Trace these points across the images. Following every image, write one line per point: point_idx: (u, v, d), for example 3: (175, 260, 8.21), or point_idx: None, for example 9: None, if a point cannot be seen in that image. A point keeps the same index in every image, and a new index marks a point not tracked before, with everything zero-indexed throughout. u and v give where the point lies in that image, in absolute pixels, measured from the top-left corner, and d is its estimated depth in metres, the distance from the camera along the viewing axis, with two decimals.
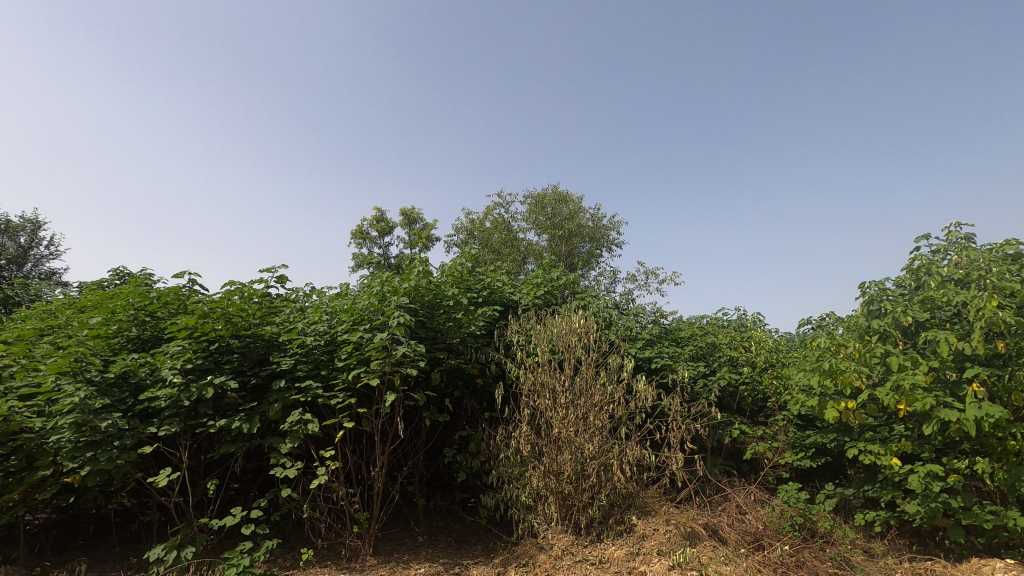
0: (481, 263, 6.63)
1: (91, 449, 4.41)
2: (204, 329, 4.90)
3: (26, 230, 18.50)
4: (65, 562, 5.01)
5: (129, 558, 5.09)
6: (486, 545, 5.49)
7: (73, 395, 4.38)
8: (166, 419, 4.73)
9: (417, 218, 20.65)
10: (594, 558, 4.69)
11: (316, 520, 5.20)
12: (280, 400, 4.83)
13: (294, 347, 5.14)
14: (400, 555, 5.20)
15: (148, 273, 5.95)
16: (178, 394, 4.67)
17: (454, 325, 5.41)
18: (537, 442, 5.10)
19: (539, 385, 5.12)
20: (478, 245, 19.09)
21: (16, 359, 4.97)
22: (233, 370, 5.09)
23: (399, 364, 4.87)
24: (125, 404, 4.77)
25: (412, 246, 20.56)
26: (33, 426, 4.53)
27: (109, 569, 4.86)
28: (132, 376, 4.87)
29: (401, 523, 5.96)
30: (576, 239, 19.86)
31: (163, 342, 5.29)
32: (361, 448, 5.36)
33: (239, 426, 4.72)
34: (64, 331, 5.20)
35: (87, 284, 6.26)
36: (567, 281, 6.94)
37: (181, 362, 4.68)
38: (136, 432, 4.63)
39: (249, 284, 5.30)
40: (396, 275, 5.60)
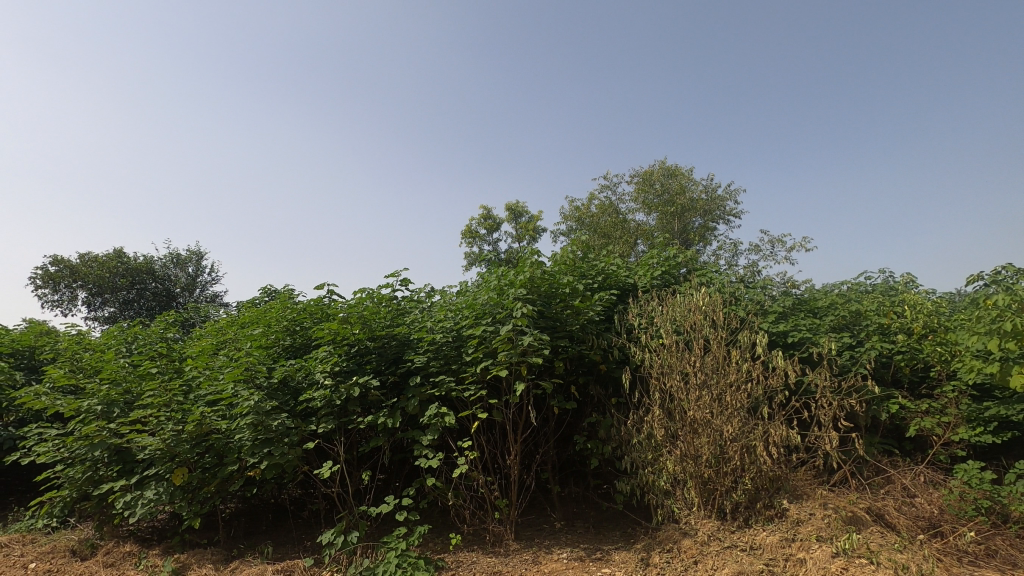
0: (592, 249, 6.56)
1: (267, 446, 5.04)
2: (345, 334, 5.36)
3: (192, 261, 21.39)
4: (255, 545, 5.75)
5: (304, 541, 5.74)
6: (625, 531, 5.47)
7: (248, 400, 5.04)
8: (323, 417, 5.25)
9: (523, 211, 20.91)
10: (744, 544, 4.48)
11: (460, 507, 5.48)
12: (417, 396, 5.14)
13: (424, 345, 5.44)
14: (540, 540, 5.33)
15: (292, 289, 6.64)
16: (330, 395, 5.16)
17: (573, 312, 5.38)
18: (670, 425, 4.95)
19: (667, 367, 4.97)
20: (587, 230, 18.89)
21: (200, 371, 5.79)
22: (373, 370, 5.51)
23: (524, 354, 4.97)
24: (288, 406, 5.36)
25: (521, 240, 20.84)
26: (220, 428, 5.27)
27: (290, 551, 5.51)
28: (291, 381, 5.46)
29: (538, 510, 6.10)
30: (688, 214, 18.95)
31: (312, 348, 5.86)
32: (494, 438, 5.56)
33: (385, 421, 5.10)
34: (233, 344, 5.95)
35: (244, 303, 7.12)
36: (685, 258, 6.64)
37: (330, 365, 5.17)
38: (300, 429, 5.20)
39: (378, 290, 5.71)
40: (510, 268, 5.73)
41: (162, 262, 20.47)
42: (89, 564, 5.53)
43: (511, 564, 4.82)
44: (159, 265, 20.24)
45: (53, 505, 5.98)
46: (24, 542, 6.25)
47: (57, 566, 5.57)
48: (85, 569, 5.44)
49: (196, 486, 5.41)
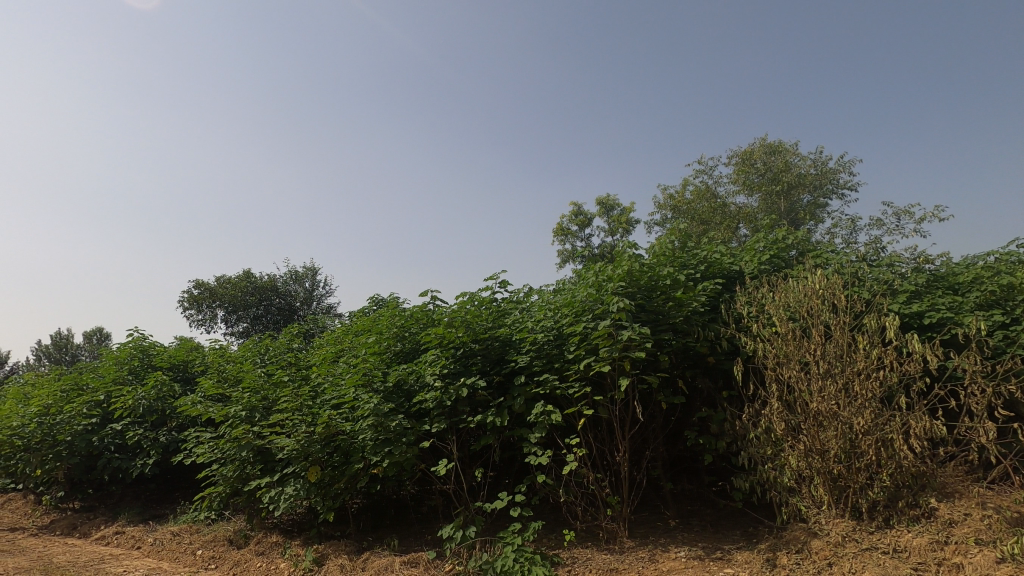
0: (692, 238, 6.31)
1: (387, 445, 5.38)
2: (451, 338, 5.58)
3: (309, 277, 23.28)
4: (382, 538, 6.16)
5: (426, 535, 6.06)
6: (746, 530, 5.22)
7: (368, 403, 5.41)
8: (435, 417, 5.51)
9: (614, 204, 20.57)
10: (886, 546, 4.10)
11: (572, 504, 5.51)
12: (523, 394, 5.25)
13: (527, 344, 5.53)
14: (656, 538, 5.22)
15: (398, 297, 7.03)
16: (441, 395, 5.40)
17: (675, 304, 5.20)
18: (791, 419, 4.65)
19: (784, 357, 4.67)
20: (683, 219, 18.20)
21: (324, 377, 6.30)
22: (479, 371, 5.70)
23: (627, 349, 4.90)
24: (404, 407, 5.69)
25: (614, 234, 20.50)
26: (345, 429, 5.71)
27: (413, 544, 5.85)
28: (404, 384, 5.78)
29: (651, 507, 5.99)
30: (796, 192, 17.65)
31: (421, 352, 6.16)
32: (602, 434, 5.53)
33: (493, 420, 5.25)
34: (351, 352, 6.40)
35: (356, 313, 7.66)
36: (795, 240, 6.19)
37: (439, 367, 5.42)
38: (416, 429, 5.51)
39: (478, 293, 5.89)
40: (607, 263, 5.67)
41: (283, 279, 22.45)
42: (244, 552, 6.22)
43: (627, 562, 4.77)
44: (281, 282, 22.25)
45: (212, 499, 6.79)
46: (191, 531, 7.14)
47: (218, 553, 6.32)
48: (241, 556, 6.12)
49: (328, 483, 5.89)
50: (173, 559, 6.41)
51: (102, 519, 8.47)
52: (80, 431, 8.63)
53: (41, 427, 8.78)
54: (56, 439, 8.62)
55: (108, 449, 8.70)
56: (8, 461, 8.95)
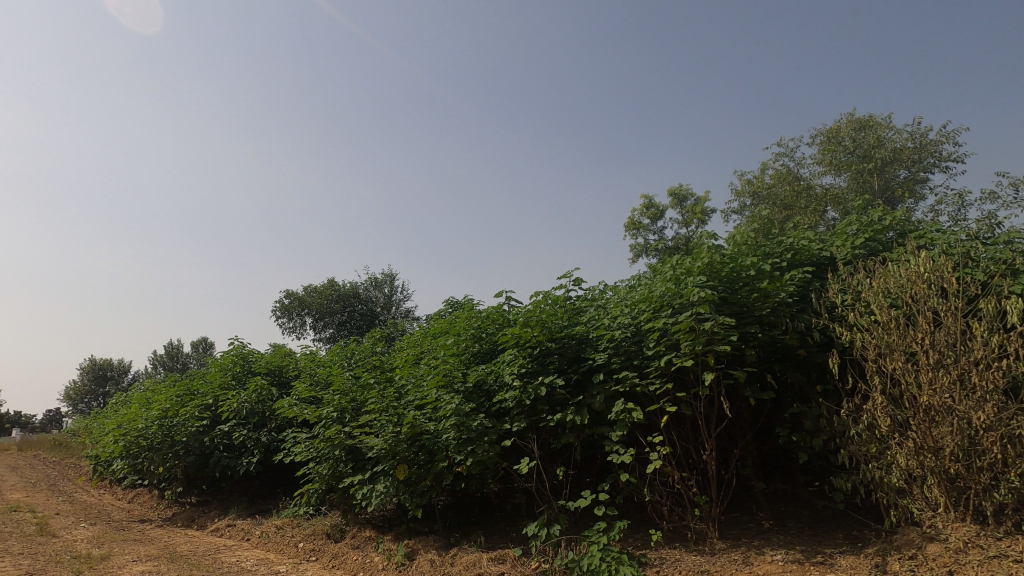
0: (775, 225, 5.99)
1: (469, 444, 5.51)
2: (527, 337, 5.63)
3: (388, 283, 24.24)
4: (468, 535, 6.32)
5: (511, 533, 6.15)
6: (850, 533, 4.89)
7: (450, 403, 5.57)
8: (515, 416, 5.57)
9: (688, 194, 19.90)
10: (1018, 554, 3.71)
11: (657, 504, 5.39)
12: (602, 392, 5.20)
13: (604, 342, 5.47)
14: (749, 540, 5.01)
15: (472, 298, 7.18)
16: (520, 394, 5.45)
17: (761, 296, 4.95)
18: (898, 414, 4.30)
19: (886, 347, 4.33)
20: (764, 205, 17.31)
21: (407, 379, 6.54)
22: (556, 369, 5.69)
23: (710, 344, 4.73)
24: (484, 407, 5.80)
25: (688, 225, 19.84)
26: (429, 428, 5.90)
27: (499, 541, 5.95)
28: (484, 384, 5.89)
29: (742, 508, 5.75)
30: (891, 169, 16.30)
31: (498, 352, 6.25)
32: (686, 432, 5.36)
33: (573, 418, 5.23)
34: (431, 353, 6.61)
35: (433, 316, 7.90)
36: (893, 221, 5.71)
37: (517, 367, 5.48)
38: (496, 428, 5.59)
39: (552, 292, 5.89)
40: (684, 255, 5.49)
41: (364, 286, 23.54)
42: (341, 545, 6.58)
43: (719, 564, 4.61)
44: (363, 289, 23.33)
45: (310, 495, 7.24)
46: (293, 525, 7.64)
47: (318, 546, 6.73)
48: (339, 549, 6.48)
49: (416, 481, 6.11)
50: (279, 551, 6.89)
51: (216, 513, 9.26)
52: (194, 432, 9.49)
53: (161, 429, 9.74)
54: (175, 439, 9.53)
55: (218, 449, 9.49)
56: (136, 459, 9.99)
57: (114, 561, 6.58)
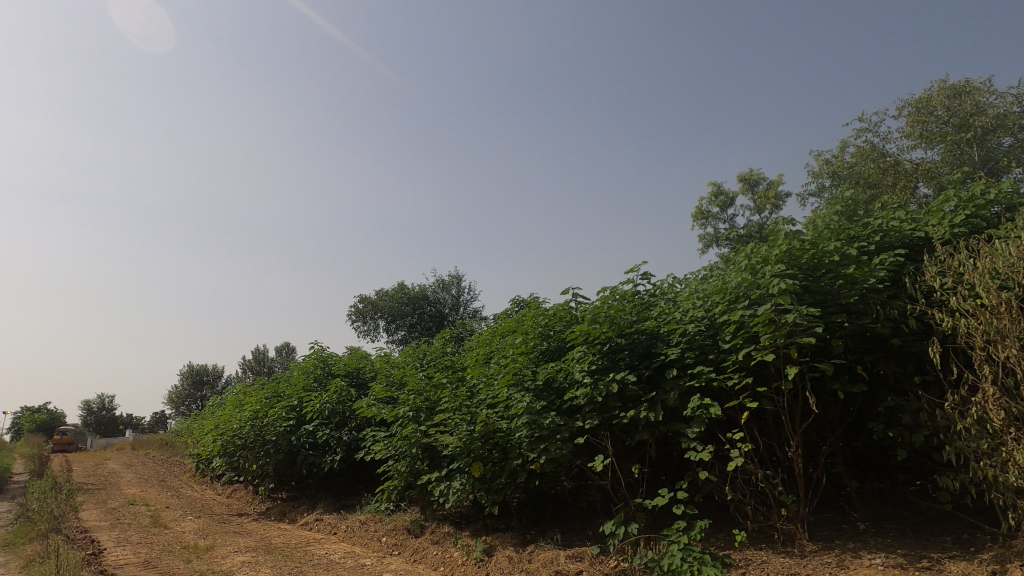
0: (860, 206, 5.59)
1: (542, 442, 5.52)
2: (596, 334, 5.57)
3: (455, 284, 24.74)
4: (545, 532, 6.34)
5: (587, 531, 6.11)
6: (960, 537, 4.50)
7: (522, 401, 5.61)
8: (587, 413, 5.52)
9: (759, 178, 18.98)
10: None
11: (740, 503, 5.18)
12: (677, 388, 5.06)
13: (676, 336, 5.31)
14: (843, 542, 4.72)
15: (538, 297, 7.20)
16: (591, 392, 5.40)
17: (847, 283, 4.65)
18: (1013, 407, 3.88)
19: (996, 334, 3.94)
20: (845, 185, 16.23)
21: (479, 378, 6.64)
22: (627, 365, 5.59)
23: (792, 335, 4.49)
24: (555, 404, 5.79)
25: (761, 211, 18.93)
26: (502, 426, 5.97)
27: (576, 539, 5.92)
28: (554, 381, 5.88)
29: (833, 508, 5.42)
30: (993, 137, 14.81)
31: (567, 350, 6.21)
32: (769, 428, 5.12)
33: (647, 415, 5.12)
34: (500, 352, 6.68)
35: (500, 315, 7.99)
36: (999, 194, 5.19)
37: (587, 364, 5.44)
38: (569, 426, 5.57)
39: (620, 287, 5.80)
40: (760, 243, 5.25)
41: (432, 288, 24.17)
42: (422, 540, 6.77)
43: (811, 566, 4.36)
44: (431, 291, 23.95)
45: (390, 491, 7.52)
46: (375, 520, 7.95)
47: (400, 541, 6.98)
48: (419, 544, 6.68)
49: (491, 478, 6.21)
50: (363, 544, 7.21)
51: (305, 508, 9.81)
52: (282, 432, 10.10)
53: (253, 428, 10.44)
54: (266, 439, 10.19)
55: (304, 447, 10.05)
56: (233, 457, 10.77)
57: (218, 551, 7.12)
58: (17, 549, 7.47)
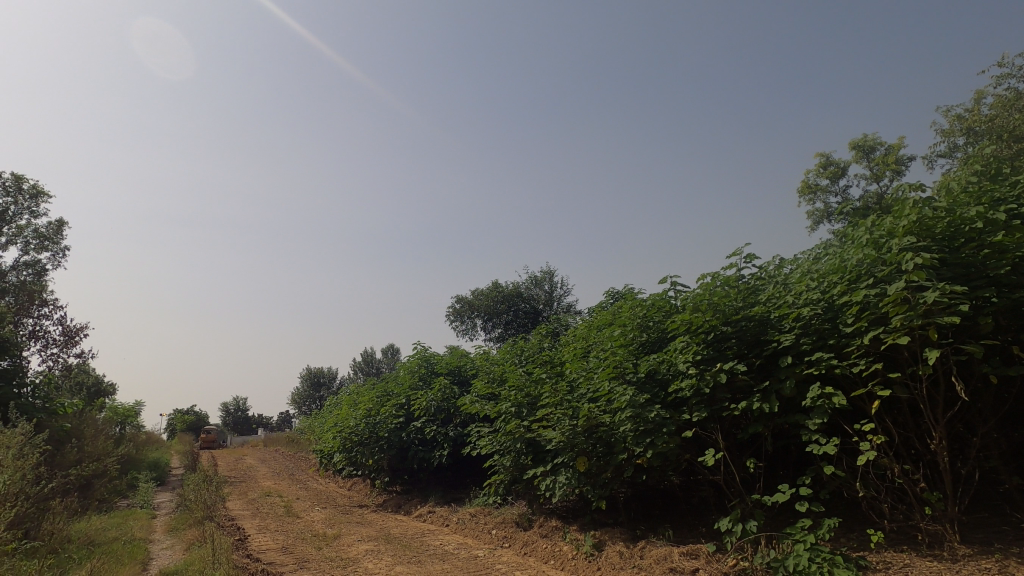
0: (1006, 162, 4.88)
1: (648, 436, 5.40)
2: (700, 322, 5.33)
3: (547, 280, 24.82)
4: (655, 528, 6.19)
5: (700, 527, 5.89)
6: None
7: (625, 394, 5.50)
8: (694, 406, 5.31)
9: (875, 144, 17.21)
10: None
11: (874, 500, 4.73)
12: (793, 377, 4.72)
13: (790, 322, 4.95)
14: (1004, 546, 4.16)
15: (635, 287, 7.02)
16: (697, 383, 5.18)
17: (994, 253, 4.09)
18: None
19: None
20: (983, 141, 14.28)
21: (578, 372, 6.60)
22: (735, 355, 5.30)
23: (929, 315, 4.02)
24: (660, 397, 5.63)
25: (879, 179, 17.16)
26: (605, 420, 5.90)
27: (689, 536, 5.73)
28: (657, 373, 5.70)
29: (990, 508, 4.80)
30: None
31: (668, 341, 6.00)
32: (904, 419, 4.63)
33: (761, 406, 4.82)
34: (598, 345, 6.59)
35: (595, 308, 7.91)
36: None
37: (691, 354, 5.22)
38: (675, 419, 5.39)
39: (724, 272, 5.51)
40: (882, 215, 4.75)
41: (525, 285, 24.43)
42: (531, 533, 6.87)
43: (964, 572, 3.89)
44: (524, 288, 24.21)
45: (497, 485, 7.72)
46: (484, 512, 8.18)
47: (510, 534, 7.13)
48: (529, 537, 6.77)
49: (596, 472, 6.17)
50: (475, 536, 7.46)
51: (418, 500, 10.33)
52: (393, 428, 10.71)
53: (368, 425, 11.15)
54: (379, 435, 10.85)
55: (414, 442, 10.57)
56: (351, 452, 11.57)
57: (343, 540, 7.67)
58: (180, 534, 8.52)
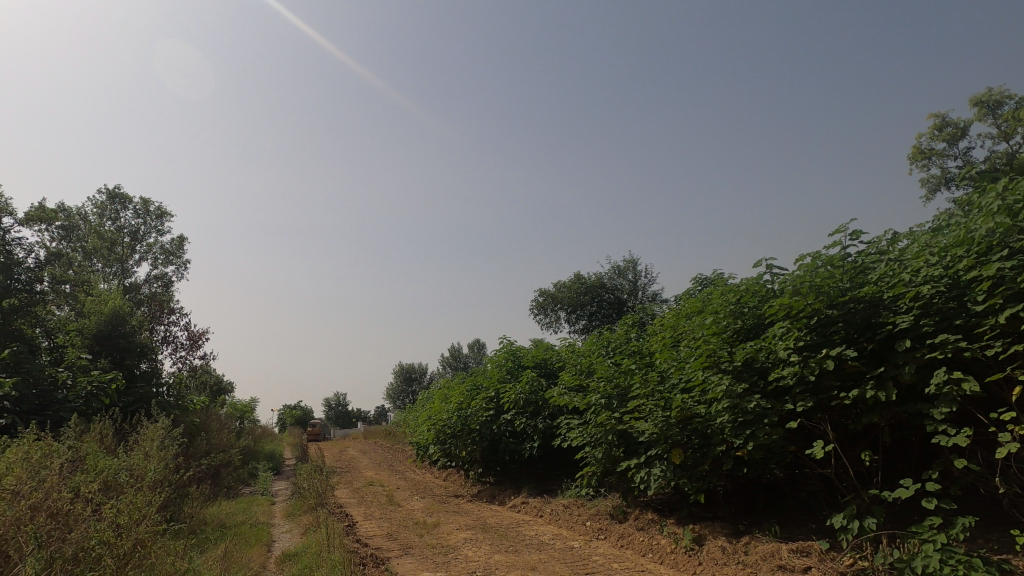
0: None
1: (749, 427, 5.16)
2: (801, 307, 4.99)
3: (631, 270, 24.31)
4: (760, 523, 5.91)
5: (811, 524, 5.55)
6: None
7: (721, 384, 5.28)
8: (799, 395, 5.00)
9: (1003, 98, 15.25)
10: None
11: (1018, 497, 4.23)
12: (913, 362, 4.32)
13: (906, 302, 4.52)
14: None
15: (725, 272, 6.70)
16: (800, 371, 4.88)
17: None
18: None
19: None
20: None
21: (669, 362, 6.43)
22: (844, 340, 4.92)
23: None
24: (759, 387, 5.35)
25: (1009, 138, 15.19)
26: (700, 411, 5.70)
27: (798, 532, 5.41)
28: (755, 362, 5.42)
29: None
30: None
31: (766, 327, 5.68)
32: None
33: (876, 394, 4.46)
34: (688, 334, 6.37)
35: (683, 296, 7.65)
36: None
37: (793, 341, 4.92)
38: (777, 409, 5.11)
39: (826, 251, 5.13)
40: (1017, 177, 4.21)
41: (608, 276, 24.10)
42: (627, 526, 6.79)
43: None
44: (607, 278, 23.89)
45: (590, 477, 7.70)
46: (578, 504, 8.18)
47: (605, 526, 7.10)
48: (625, 530, 6.71)
49: (693, 465, 5.98)
50: (570, 528, 7.49)
51: (512, 491, 10.53)
52: (485, 421, 10.98)
53: (460, 418, 11.51)
54: (471, 428, 11.17)
55: (505, 435, 10.78)
56: (446, 444, 12.00)
57: (443, 528, 8.00)
58: (297, 519, 9.26)
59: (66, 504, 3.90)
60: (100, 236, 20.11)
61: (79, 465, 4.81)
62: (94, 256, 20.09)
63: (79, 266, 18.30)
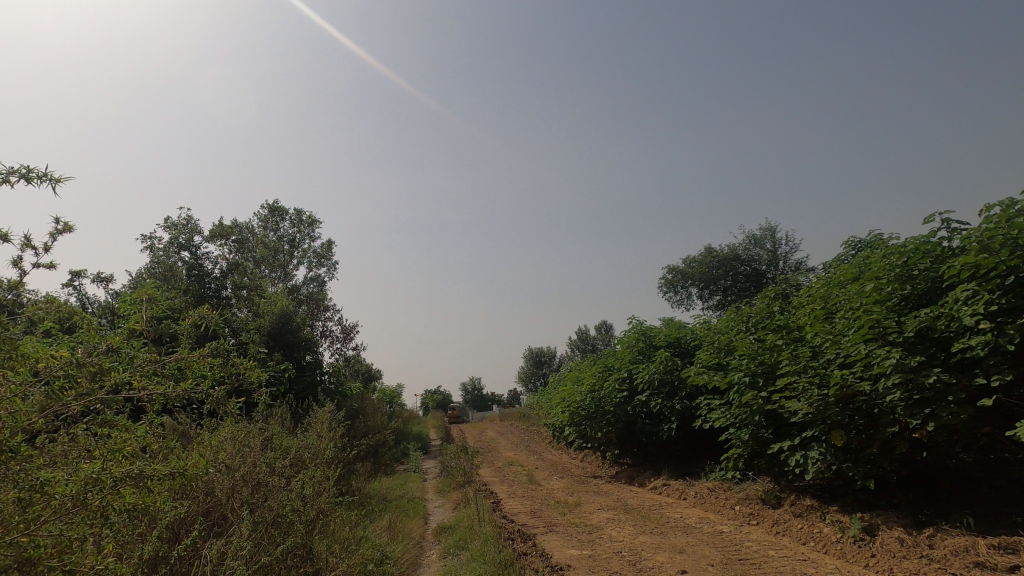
0: None
1: (928, 406, 4.55)
2: (991, 265, 4.27)
3: (769, 237, 22.43)
4: (946, 513, 5.18)
5: (1015, 516, 4.74)
6: None
7: (889, 358, 4.69)
8: (993, 368, 4.30)
9: None
10: None
11: None
12: None
13: None
14: None
15: (886, 232, 5.93)
16: (995, 339, 4.19)
17: None
18: None
19: None
20: None
21: (822, 336, 5.85)
22: None
23: None
24: (939, 359, 4.68)
25: None
26: (864, 389, 5.12)
27: (999, 526, 4.66)
28: (932, 332, 4.74)
29: None
30: None
31: (943, 291, 4.94)
32: None
33: None
34: (844, 303, 5.74)
35: (833, 263, 6.91)
36: None
37: (982, 305, 4.22)
38: (965, 385, 4.44)
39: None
40: None
41: (743, 246, 22.48)
42: (782, 512, 6.35)
43: None
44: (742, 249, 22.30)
45: (736, 459, 7.31)
46: (724, 487, 7.80)
47: (756, 511, 6.70)
48: (780, 516, 6.28)
49: (858, 448, 5.42)
50: (717, 512, 7.19)
51: (651, 473, 10.34)
52: (618, 402, 10.88)
53: (594, 400, 11.52)
54: (606, 409, 11.14)
55: (641, 415, 10.60)
56: (581, 426, 12.10)
57: (585, 508, 8.11)
58: (448, 495, 9.95)
59: (264, 476, 4.56)
60: (265, 245, 22.99)
61: (270, 444, 5.59)
62: (263, 263, 23.05)
63: (252, 273, 21.13)
